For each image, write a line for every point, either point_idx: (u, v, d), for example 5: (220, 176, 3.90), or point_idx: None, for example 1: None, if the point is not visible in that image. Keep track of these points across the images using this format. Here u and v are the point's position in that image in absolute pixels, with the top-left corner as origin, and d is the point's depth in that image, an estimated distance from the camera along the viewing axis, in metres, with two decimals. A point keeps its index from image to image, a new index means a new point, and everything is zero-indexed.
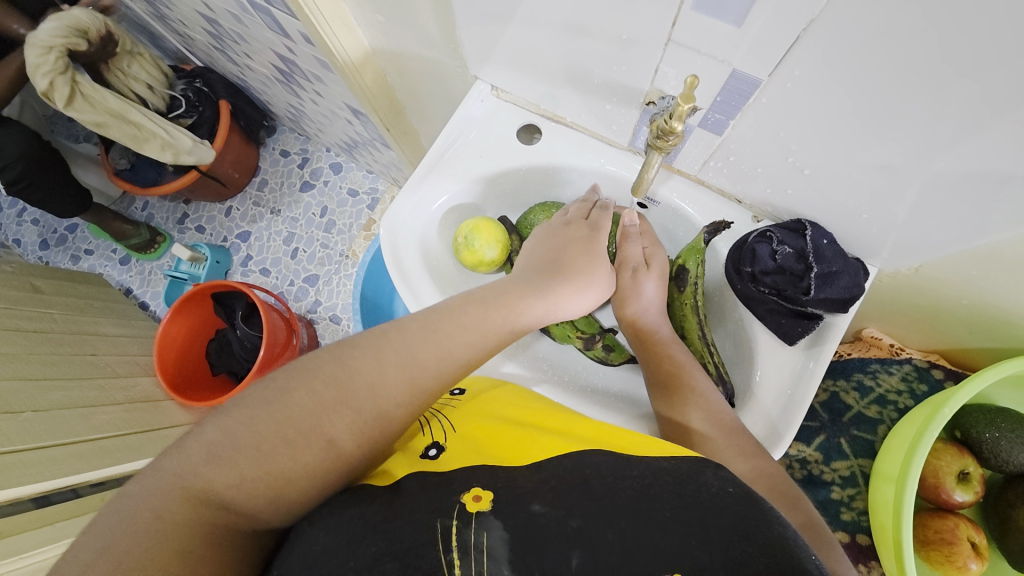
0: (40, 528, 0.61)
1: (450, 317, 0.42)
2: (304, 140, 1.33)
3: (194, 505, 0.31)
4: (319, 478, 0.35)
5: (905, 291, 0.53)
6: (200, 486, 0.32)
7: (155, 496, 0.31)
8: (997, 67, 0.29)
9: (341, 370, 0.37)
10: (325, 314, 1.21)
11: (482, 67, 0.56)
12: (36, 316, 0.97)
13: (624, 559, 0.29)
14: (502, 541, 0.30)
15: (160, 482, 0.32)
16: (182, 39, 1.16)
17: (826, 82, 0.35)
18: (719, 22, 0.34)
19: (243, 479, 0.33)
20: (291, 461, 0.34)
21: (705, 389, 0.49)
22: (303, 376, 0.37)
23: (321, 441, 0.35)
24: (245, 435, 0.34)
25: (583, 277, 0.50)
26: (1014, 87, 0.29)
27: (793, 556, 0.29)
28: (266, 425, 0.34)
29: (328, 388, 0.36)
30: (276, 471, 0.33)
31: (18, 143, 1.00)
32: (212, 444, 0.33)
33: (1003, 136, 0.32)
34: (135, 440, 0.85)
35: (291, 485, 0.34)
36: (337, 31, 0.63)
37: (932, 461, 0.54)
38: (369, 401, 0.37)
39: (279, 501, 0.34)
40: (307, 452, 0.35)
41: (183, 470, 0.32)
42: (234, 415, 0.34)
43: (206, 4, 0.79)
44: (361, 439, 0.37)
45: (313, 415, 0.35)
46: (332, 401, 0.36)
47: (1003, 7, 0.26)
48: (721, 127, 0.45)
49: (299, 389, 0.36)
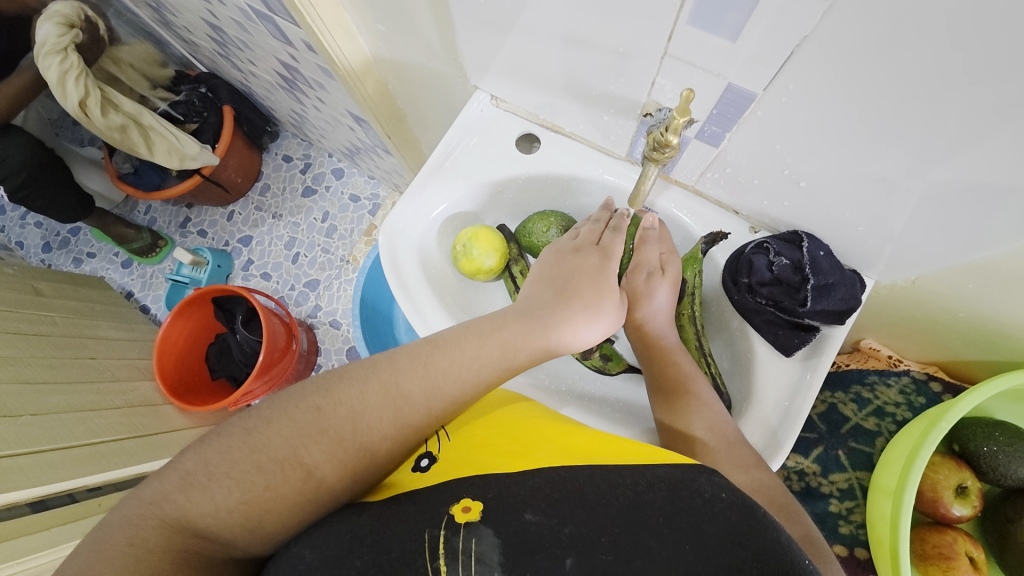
0: (36, 533, 0.61)
1: (444, 348, 0.43)
2: (307, 146, 1.34)
3: (169, 533, 0.32)
4: (297, 508, 0.35)
5: (902, 303, 0.53)
6: (177, 513, 0.33)
7: (134, 524, 0.32)
8: (997, 79, 0.29)
9: (324, 401, 0.38)
10: (325, 319, 1.21)
11: (481, 77, 0.57)
12: (37, 319, 0.97)
13: (618, 561, 0.29)
14: (494, 546, 0.30)
15: (137, 509, 0.33)
16: (188, 47, 1.17)
17: (821, 96, 0.36)
18: (714, 37, 0.35)
19: (219, 507, 0.33)
20: (266, 491, 0.34)
21: (710, 398, 0.49)
22: (286, 404, 0.38)
23: (298, 469, 0.36)
24: (221, 463, 0.34)
25: (589, 308, 0.48)
26: (1013, 99, 0.29)
27: (783, 558, 0.29)
28: (243, 453, 0.35)
29: (309, 417, 0.37)
30: (251, 500, 0.34)
31: (22, 151, 1.00)
32: (190, 473, 0.34)
33: (997, 150, 0.32)
34: (132, 444, 0.85)
35: (264, 517, 0.34)
36: (339, 40, 0.64)
37: (930, 475, 0.54)
38: (350, 431, 0.38)
39: (256, 530, 0.34)
40: (283, 482, 0.35)
41: (160, 498, 0.33)
42: (215, 444, 0.36)
43: (211, 12, 0.80)
44: (342, 469, 0.37)
45: (289, 445, 0.36)
46: (312, 432, 0.37)
47: (1000, 18, 0.26)
48: (717, 139, 0.45)
49: (279, 419, 0.37)
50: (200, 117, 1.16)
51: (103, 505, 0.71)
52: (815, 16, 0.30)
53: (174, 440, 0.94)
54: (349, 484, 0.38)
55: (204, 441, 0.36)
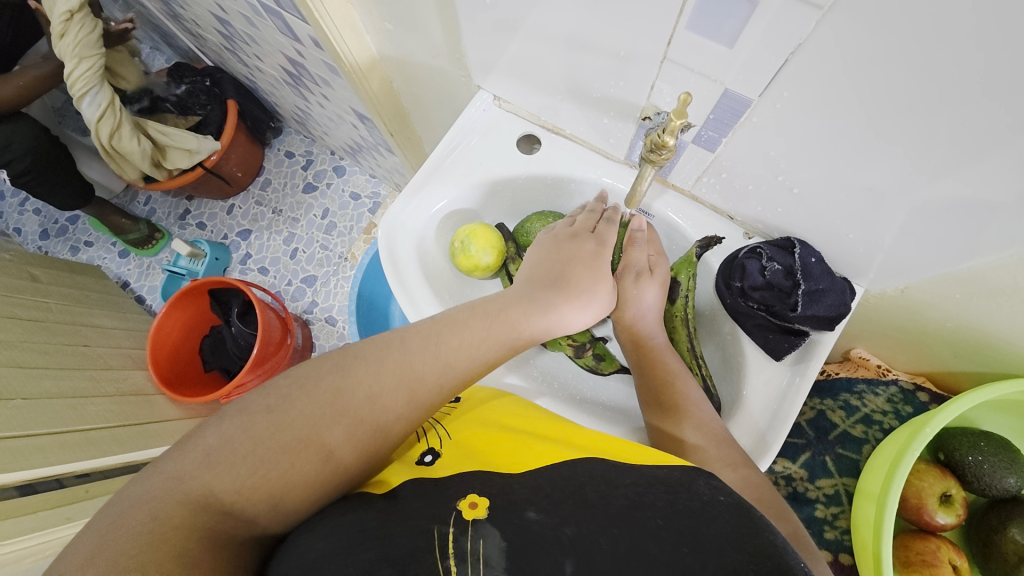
0: (21, 516, 0.60)
1: (451, 329, 0.44)
2: (309, 142, 1.35)
3: (194, 509, 0.32)
4: (315, 489, 0.36)
5: (890, 312, 0.54)
6: (202, 489, 0.33)
7: (155, 500, 0.32)
8: (1000, 94, 0.29)
9: (343, 381, 0.39)
10: (321, 315, 1.22)
11: (485, 78, 0.58)
12: (32, 304, 0.97)
13: (617, 566, 0.29)
14: (499, 549, 0.30)
15: (158, 485, 0.33)
16: (195, 40, 1.19)
17: (814, 103, 0.37)
18: (712, 42, 0.36)
19: (244, 484, 0.34)
20: (289, 470, 0.35)
21: (695, 400, 0.50)
22: (304, 384, 0.38)
23: (320, 450, 0.36)
24: (244, 442, 0.35)
25: (584, 293, 0.51)
26: (1017, 116, 0.30)
27: (781, 561, 0.29)
28: (267, 432, 0.35)
29: (328, 398, 0.38)
30: (275, 478, 0.34)
31: (26, 136, 1.00)
32: (214, 450, 0.34)
33: (996, 169, 0.33)
34: (122, 432, 0.85)
35: (285, 496, 0.35)
36: (346, 37, 0.65)
37: (914, 482, 0.54)
38: (369, 413, 0.38)
39: (276, 509, 0.35)
40: (305, 461, 0.36)
41: (183, 475, 0.33)
42: (235, 422, 0.36)
43: (220, 5, 0.81)
44: (359, 450, 0.38)
45: (311, 422, 0.36)
46: (332, 409, 0.37)
47: (1006, 33, 0.27)
48: (713, 144, 0.46)
49: (300, 398, 0.37)
50: (205, 110, 1.16)
51: (89, 492, 0.70)
52: (810, 24, 0.31)
53: (166, 431, 0.94)
54: (363, 465, 0.39)
55: (223, 419, 0.36)
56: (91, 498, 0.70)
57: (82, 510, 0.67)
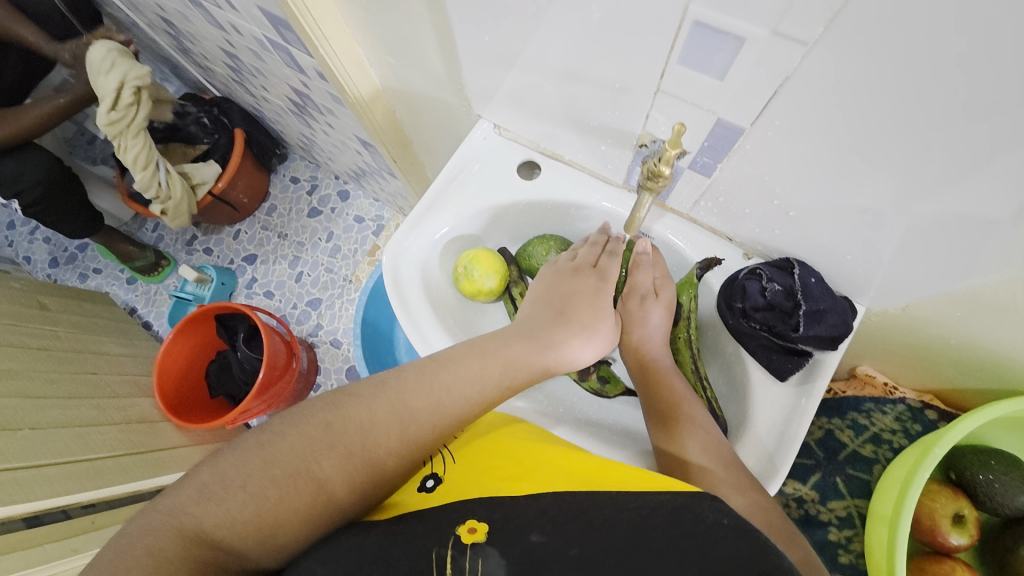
0: (30, 549, 0.60)
1: (449, 368, 0.45)
2: (314, 168, 1.37)
3: (188, 544, 0.32)
4: (305, 522, 0.36)
5: (894, 330, 0.53)
6: (194, 524, 0.33)
7: (153, 535, 0.32)
8: (988, 116, 0.30)
9: (335, 416, 0.39)
10: (326, 338, 1.22)
11: (484, 107, 0.59)
12: (40, 333, 0.98)
13: None
14: (499, 566, 0.31)
15: (155, 520, 0.33)
16: (204, 73, 1.22)
17: (803, 131, 0.38)
18: (704, 76, 0.37)
19: (235, 518, 0.34)
20: (280, 502, 0.35)
21: (703, 420, 0.50)
22: (299, 421, 0.38)
23: (311, 483, 0.36)
24: (237, 476, 0.35)
25: (585, 331, 0.51)
26: (1003, 138, 0.30)
27: None
28: (258, 467, 0.36)
29: (320, 432, 0.38)
30: (266, 511, 0.34)
31: (39, 168, 1.02)
32: (208, 485, 0.35)
33: (984, 187, 0.34)
34: (128, 461, 0.85)
35: (276, 530, 0.35)
36: (350, 71, 0.66)
37: (927, 502, 0.54)
38: (361, 446, 0.39)
39: (267, 543, 0.35)
40: (295, 495, 0.35)
41: (177, 509, 0.33)
42: (231, 457, 0.36)
43: (228, 41, 0.84)
44: (351, 483, 0.38)
45: (302, 457, 0.37)
46: (323, 444, 0.38)
47: (992, 60, 0.27)
48: (709, 169, 0.47)
49: (293, 432, 0.38)
50: (212, 139, 1.20)
51: (95, 523, 0.70)
52: (797, 58, 0.33)
53: (171, 458, 0.94)
54: (356, 498, 0.38)
55: (219, 456, 0.37)
56: (97, 528, 0.70)
57: (88, 541, 0.67)
